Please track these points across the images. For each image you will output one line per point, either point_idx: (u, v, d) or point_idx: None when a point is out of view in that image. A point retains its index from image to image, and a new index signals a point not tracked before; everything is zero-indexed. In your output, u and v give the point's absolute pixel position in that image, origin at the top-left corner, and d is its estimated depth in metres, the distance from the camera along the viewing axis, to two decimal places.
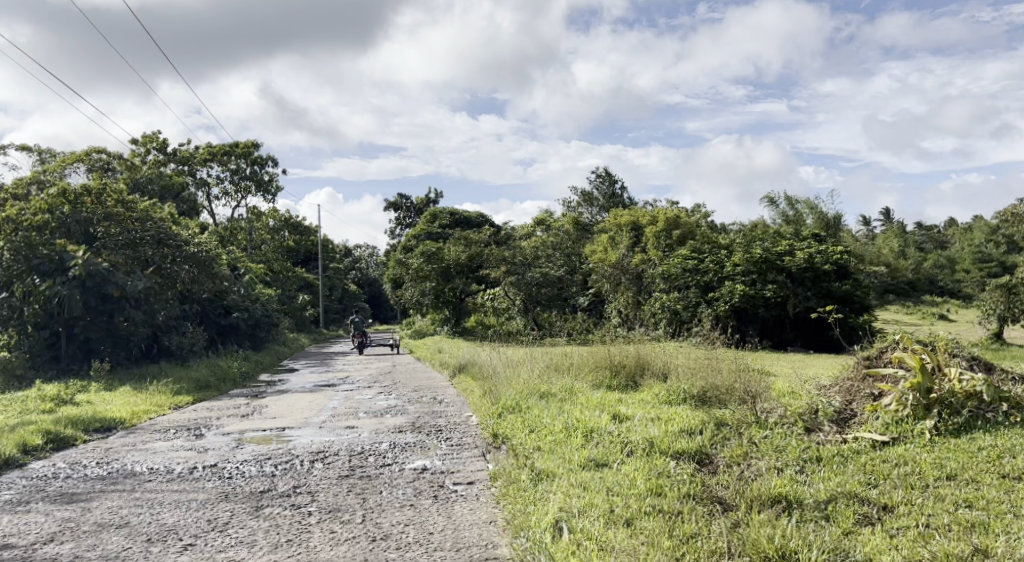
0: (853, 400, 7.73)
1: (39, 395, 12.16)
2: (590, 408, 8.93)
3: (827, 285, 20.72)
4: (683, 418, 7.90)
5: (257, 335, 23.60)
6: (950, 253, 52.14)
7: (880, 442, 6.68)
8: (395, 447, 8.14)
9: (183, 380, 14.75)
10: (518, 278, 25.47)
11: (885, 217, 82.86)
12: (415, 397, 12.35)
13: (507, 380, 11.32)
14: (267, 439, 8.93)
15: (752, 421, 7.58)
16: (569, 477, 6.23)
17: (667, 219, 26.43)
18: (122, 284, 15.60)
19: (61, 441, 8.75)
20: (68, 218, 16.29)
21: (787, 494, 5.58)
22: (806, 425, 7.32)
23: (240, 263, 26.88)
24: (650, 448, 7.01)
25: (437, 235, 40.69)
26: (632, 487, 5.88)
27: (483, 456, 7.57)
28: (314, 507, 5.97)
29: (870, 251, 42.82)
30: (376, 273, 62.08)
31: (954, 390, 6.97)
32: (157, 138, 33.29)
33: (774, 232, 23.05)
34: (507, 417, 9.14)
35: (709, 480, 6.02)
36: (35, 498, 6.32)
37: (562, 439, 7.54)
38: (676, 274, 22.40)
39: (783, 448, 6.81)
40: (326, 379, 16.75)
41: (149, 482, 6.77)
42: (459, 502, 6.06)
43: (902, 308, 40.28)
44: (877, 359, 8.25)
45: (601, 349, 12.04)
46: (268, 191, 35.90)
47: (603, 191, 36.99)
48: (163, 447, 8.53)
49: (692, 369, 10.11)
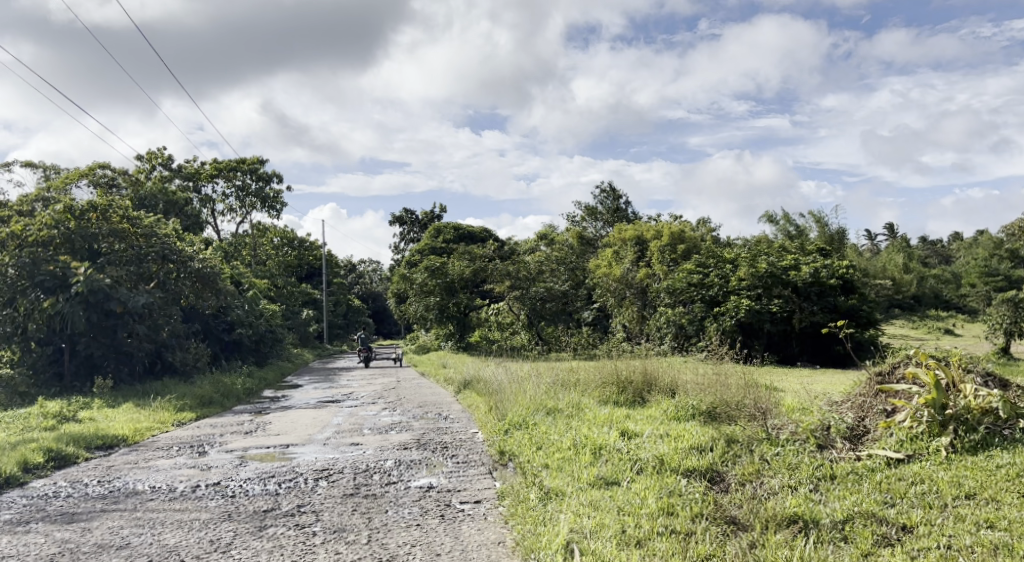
0: (865, 416, 7.59)
1: (41, 412, 12.06)
2: (597, 425, 8.81)
3: (832, 300, 20.60)
4: (693, 434, 7.79)
5: (261, 351, 23.49)
6: (955, 268, 51.84)
7: (894, 459, 6.56)
8: (400, 464, 8.04)
9: (187, 396, 14.68)
10: (522, 293, 25.62)
11: (889, 231, 82.75)
12: (419, 413, 12.26)
13: (512, 395, 11.22)
14: (270, 456, 8.85)
15: (762, 438, 7.46)
16: (579, 496, 6.10)
17: (672, 233, 26.57)
18: (125, 300, 15.65)
19: (62, 459, 8.66)
20: (74, 233, 16.18)
21: (803, 513, 5.45)
22: (818, 442, 7.20)
23: (244, 277, 26.83)
24: (660, 466, 6.91)
25: (441, 250, 40.63)
26: (643, 506, 5.76)
27: (490, 474, 7.46)
28: (318, 526, 5.86)
29: (874, 266, 42.67)
30: (381, 289, 62.18)
31: (970, 406, 6.83)
32: (162, 155, 33.44)
33: (779, 246, 22.92)
34: (514, 434, 9.02)
35: (723, 499, 5.90)
36: (35, 518, 6.22)
37: (569, 456, 7.43)
38: (682, 288, 22.44)
39: (796, 466, 6.69)
40: (330, 394, 16.65)
41: (151, 501, 6.67)
42: (466, 522, 5.95)
43: (908, 322, 40.00)
44: (889, 375, 8.08)
45: (608, 364, 11.90)
46: (273, 207, 35.96)
47: (607, 206, 37.04)
48: (166, 465, 8.43)
49: (702, 384, 9.93)
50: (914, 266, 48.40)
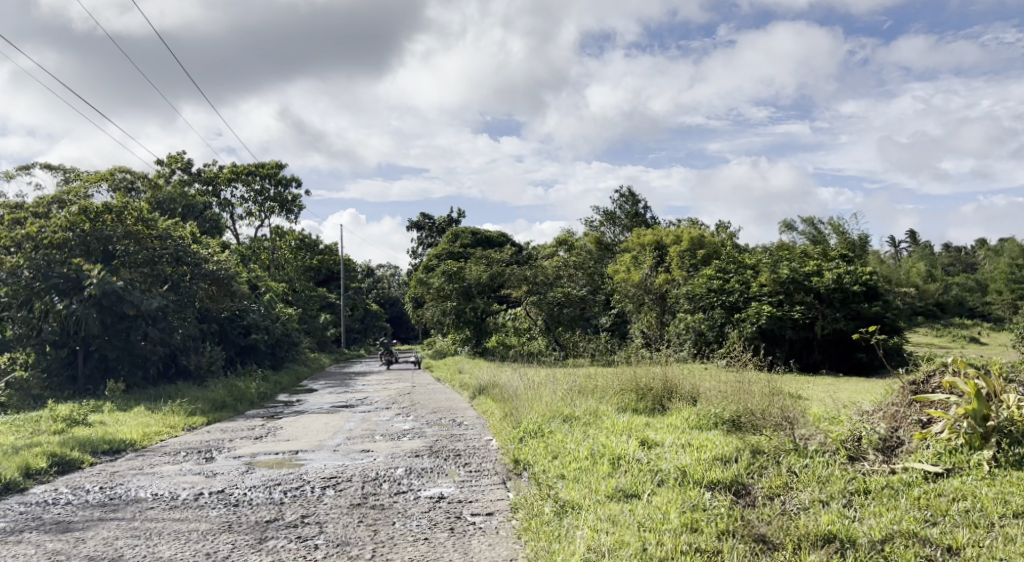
0: (899, 427, 7.18)
1: (51, 415, 11.89)
2: (615, 432, 8.49)
3: (856, 307, 20.05)
4: (716, 444, 7.46)
5: (276, 354, 23.36)
6: (979, 275, 51.04)
7: (932, 474, 6.17)
8: (411, 472, 7.74)
9: (200, 399, 14.49)
10: (539, 297, 25.31)
11: (911, 237, 81.86)
12: (434, 419, 12.00)
13: (528, 401, 10.90)
14: (279, 463, 8.59)
15: (790, 448, 7.07)
16: (596, 510, 5.76)
17: (691, 239, 26.70)
18: (138, 302, 15.51)
19: (66, 464, 8.45)
20: (89, 236, 16.09)
21: (838, 532, 5.09)
22: (849, 454, 6.86)
23: (262, 281, 26.72)
24: (683, 478, 6.57)
25: (458, 254, 40.32)
26: (665, 522, 5.41)
27: (503, 484, 7.16)
28: (321, 539, 5.56)
29: (895, 274, 42.06)
30: (398, 293, 62.26)
31: (1013, 417, 6.38)
32: (182, 159, 33.53)
33: (801, 252, 22.33)
34: (529, 442, 8.70)
35: (750, 515, 5.55)
36: (30, 528, 5.98)
37: (587, 466, 7.09)
38: (701, 294, 22.16)
39: (827, 479, 6.32)
40: (344, 399, 16.28)
41: (151, 510, 6.43)
42: (477, 537, 5.64)
43: (933, 330, 39.27)
44: (924, 384, 7.64)
45: (627, 370, 11.52)
46: (291, 211, 35.90)
47: (626, 211, 36.72)
48: (171, 472, 8.19)
49: (724, 393, 9.58)
50: (937, 274, 47.55)
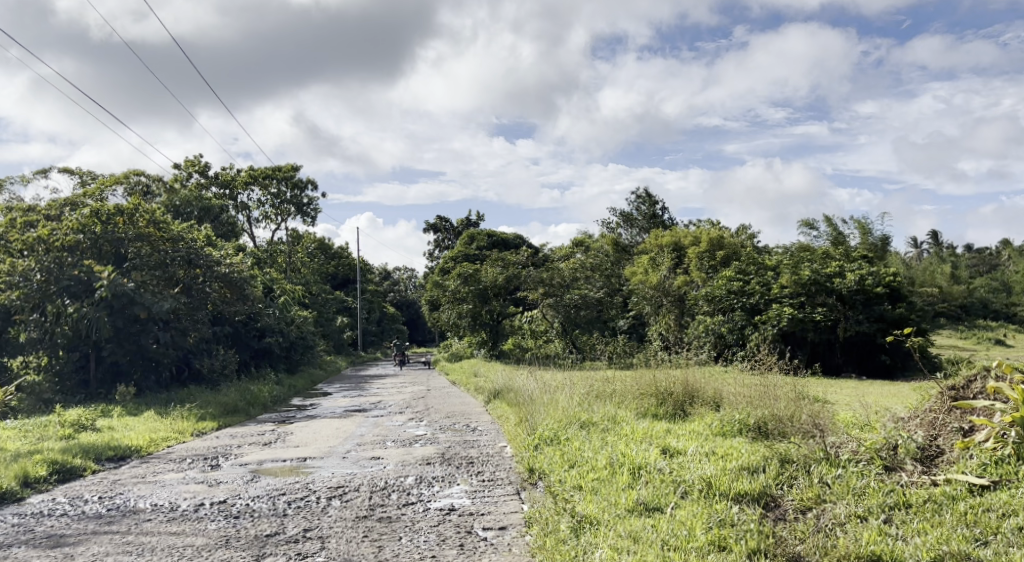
0: (938, 435, 6.69)
1: (58, 420, 11.66)
2: (635, 440, 8.07)
3: (878, 309, 19.29)
4: (742, 453, 7.04)
5: (291, 358, 23.10)
6: (1004, 277, 50.13)
7: (978, 487, 5.69)
8: (421, 482, 7.39)
9: (211, 404, 14.20)
10: (556, 300, 24.85)
11: (932, 236, 80.74)
12: (446, 424, 11.60)
13: (544, 406, 10.50)
14: (286, 471, 8.29)
15: (820, 458, 6.61)
16: (617, 526, 5.38)
17: (711, 240, 26.21)
18: (149, 305, 15.21)
19: (67, 472, 8.19)
20: (101, 238, 15.98)
21: (882, 552, 4.70)
22: (885, 464, 6.39)
23: (277, 285, 26.55)
24: (708, 489, 6.17)
25: (475, 257, 40.11)
26: (690, 539, 5.05)
27: (518, 495, 6.81)
28: (322, 556, 5.23)
29: (917, 275, 41.30)
30: (415, 294, 62.14)
31: None
32: (199, 163, 33.55)
33: (822, 251, 21.63)
34: (544, 450, 8.31)
35: (782, 532, 5.16)
36: (18, 542, 5.69)
37: (605, 477, 6.71)
38: (721, 296, 21.71)
39: (863, 491, 5.88)
40: (357, 403, 15.99)
41: (147, 522, 6.13)
42: (488, 555, 5.28)
43: (957, 334, 38.52)
44: (964, 390, 7.14)
45: (645, 374, 11.10)
46: (307, 214, 35.74)
47: (643, 213, 36.26)
48: (173, 480, 7.90)
49: (747, 398, 9.16)
50: (962, 276, 46.66)
